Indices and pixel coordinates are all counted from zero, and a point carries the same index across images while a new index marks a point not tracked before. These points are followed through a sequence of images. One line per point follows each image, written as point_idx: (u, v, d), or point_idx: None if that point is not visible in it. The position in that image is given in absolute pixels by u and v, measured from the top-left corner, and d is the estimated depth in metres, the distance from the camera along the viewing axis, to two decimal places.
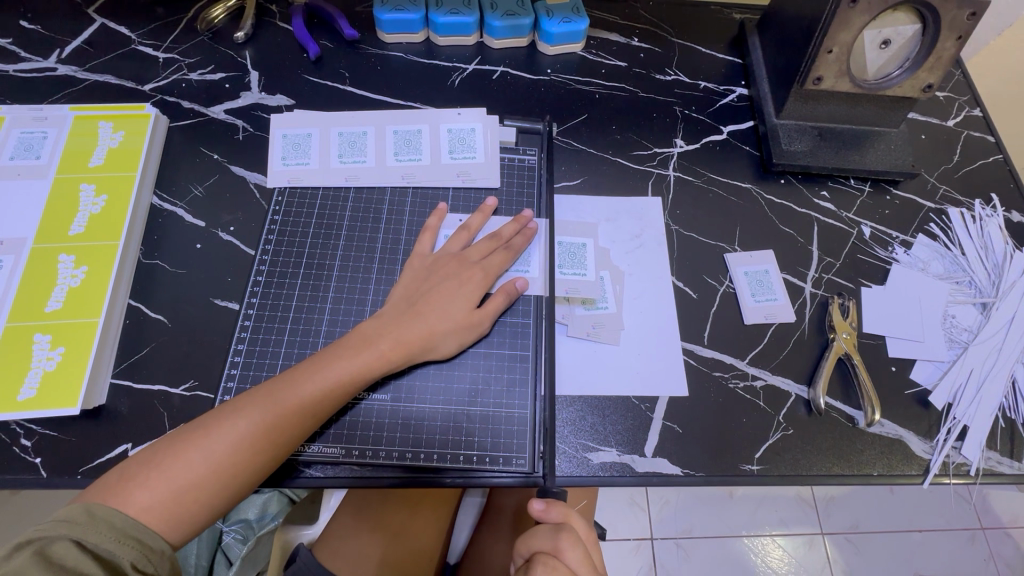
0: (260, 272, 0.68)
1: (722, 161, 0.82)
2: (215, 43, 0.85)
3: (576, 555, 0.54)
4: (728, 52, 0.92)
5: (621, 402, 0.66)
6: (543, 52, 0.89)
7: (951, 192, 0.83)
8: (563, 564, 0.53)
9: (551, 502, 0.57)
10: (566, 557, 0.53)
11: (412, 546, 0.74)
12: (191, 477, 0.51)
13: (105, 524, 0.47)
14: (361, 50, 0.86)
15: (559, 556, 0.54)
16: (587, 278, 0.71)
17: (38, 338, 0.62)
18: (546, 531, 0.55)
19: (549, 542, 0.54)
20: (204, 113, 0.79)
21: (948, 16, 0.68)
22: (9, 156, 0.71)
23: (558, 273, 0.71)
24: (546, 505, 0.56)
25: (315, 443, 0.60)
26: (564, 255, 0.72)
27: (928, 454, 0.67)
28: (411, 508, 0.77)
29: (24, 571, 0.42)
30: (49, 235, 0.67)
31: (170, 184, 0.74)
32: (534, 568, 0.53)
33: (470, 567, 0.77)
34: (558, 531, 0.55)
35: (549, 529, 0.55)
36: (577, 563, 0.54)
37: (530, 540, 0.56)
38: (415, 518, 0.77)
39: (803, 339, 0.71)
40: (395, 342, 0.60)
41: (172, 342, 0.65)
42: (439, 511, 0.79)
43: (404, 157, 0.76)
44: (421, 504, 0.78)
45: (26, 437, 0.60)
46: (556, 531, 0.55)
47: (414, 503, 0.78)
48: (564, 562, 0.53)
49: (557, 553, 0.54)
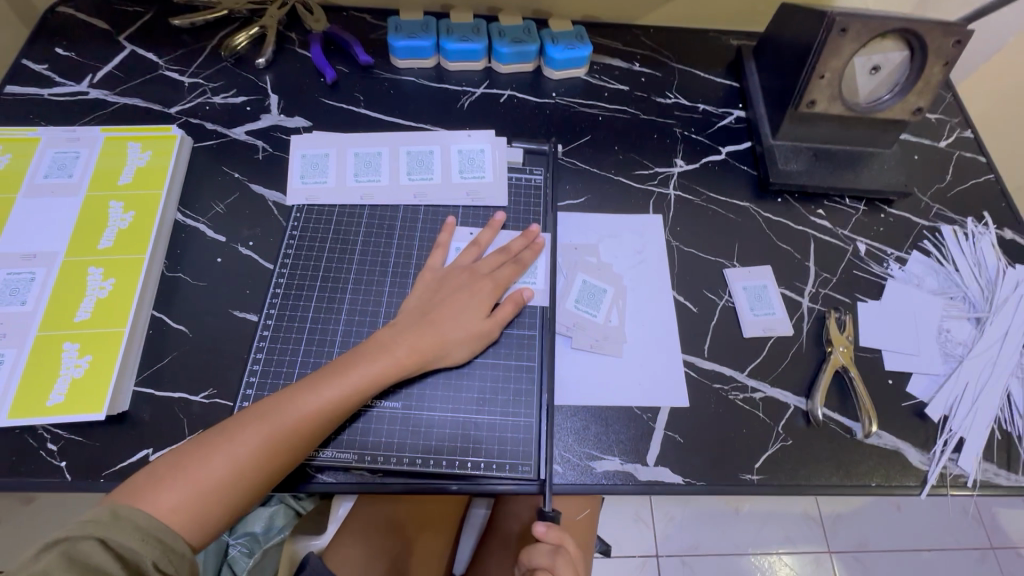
0: (279, 284, 0.72)
1: (721, 181, 0.86)
2: (237, 68, 0.89)
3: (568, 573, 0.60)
4: (726, 76, 0.96)
5: (623, 412, 0.68)
6: (548, 76, 0.93)
7: (944, 210, 0.86)
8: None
9: (550, 524, 0.60)
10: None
11: (423, 552, 0.77)
12: (214, 478, 0.54)
13: (129, 524, 0.49)
14: (375, 75, 0.91)
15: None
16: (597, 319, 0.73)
17: (68, 347, 0.65)
18: (545, 549, 0.60)
19: (547, 561, 0.59)
20: (226, 134, 0.84)
21: (935, 44, 0.72)
22: (43, 174, 0.75)
23: (572, 305, 0.74)
24: (547, 528, 0.59)
25: (329, 448, 0.63)
26: (583, 293, 0.75)
27: (926, 465, 0.68)
28: (411, 534, 0.78)
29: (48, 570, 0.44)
30: (79, 248, 0.71)
31: (192, 202, 0.78)
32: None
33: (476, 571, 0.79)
34: (556, 552, 0.60)
35: (547, 549, 0.60)
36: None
37: (530, 556, 0.61)
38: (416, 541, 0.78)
39: (800, 352, 0.74)
40: (411, 351, 0.63)
41: (192, 352, 0.68)
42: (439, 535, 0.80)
43: (416, 176, 0.79)
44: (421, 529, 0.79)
45: (52, 441, 0.62)
46: (553, 551, 0.60)
47: (415, 529, 0.78)
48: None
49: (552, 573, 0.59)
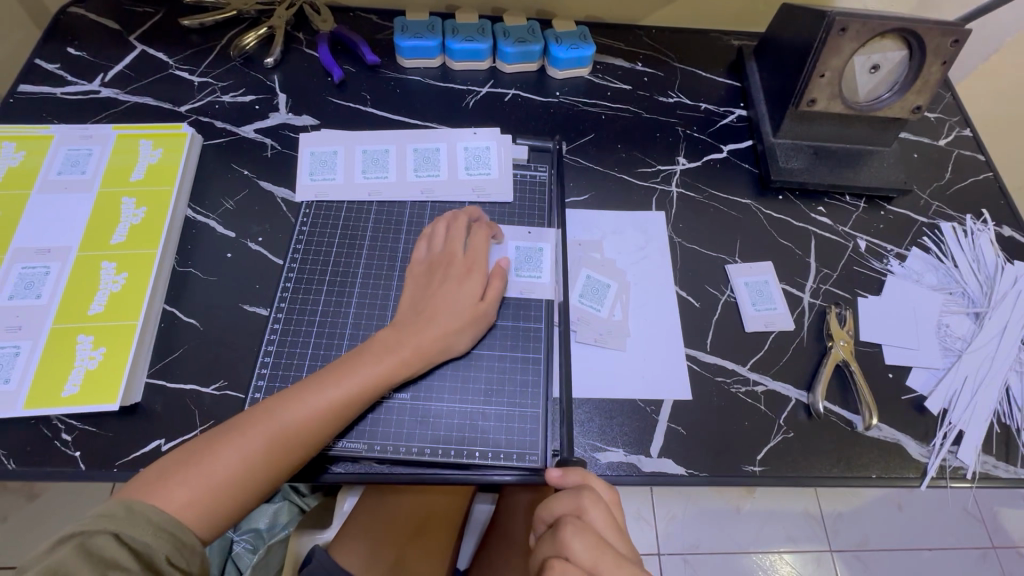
0: (289, 278, 0.73)
1: (723, 179, 0.87)
2: (246, 67, 0.91)
3: (599, 513, 0.55)
4: (728, 75, 0.97)
5: (626, 404, 0.69)
6: (552, 75, 0.94)
7: (943, 208, 0.87)
8: (589, 523, 0.54)
9: (567, 469, 0.59)
10: (590, 516, 0.54)
11: (431, 548, 0.77)
12: (225, 473, 0.55)
13: (143, 519, 0.51)
14: (381, 74, 0.92)
15: (583, 515, 0.54)
16: (602, 313, 0.74)
17: (82, 339, 0.66)
18: (567, 494, 0.56)
19: (572, 503, 0.55)
20: (236, 132, 0.85)
21: (933, 43, 0.73)
22: (57, 171, 0.76)
23: (575, 300, 0.75)
24: (562, 471, 0.58)
25: (339, 440, 0.64)
26: (586, 288, 0.76)
27: (926, 457, 0.69)
28: (410, 539, 0.77)
29: (66, 565, 0.46)
30: (92, 243, 0.72)
31: (203, 199, 0.79)
32: (562, 529, 0.53)
33: (483, 565, 0.80)
34: (580, 492, 0.56)
35: (571, 491, 0.56)
36: (601, 522, 0.54)
37: (552, 505, 0.57)
38: (414, 545, 0.77)
39: (802, 347, 0.75)
40: (415, 347, 0.64)
41: (204, 346, 0.69)
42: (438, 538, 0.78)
43: (423, 173, 0.81)
44: (418, 532, 0.78)
45: (67, 432, 0.63)
46: (578, 492, 0.56)
47: (412, 532, 0.78)
48: (589, 521, 0.54)
49: (580, 513, 0.55)
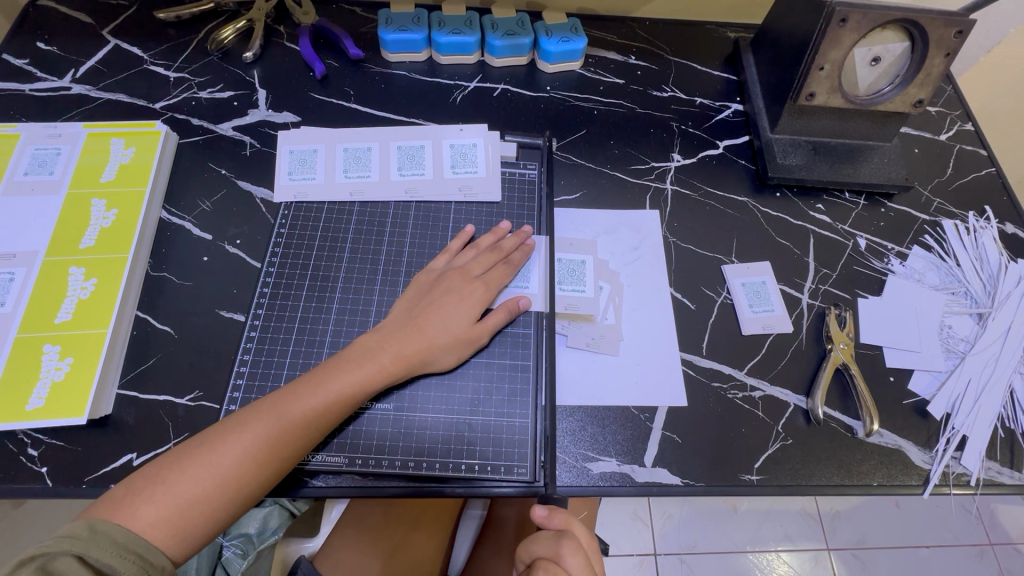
0: (267, 283, 0.70)
1: (720, 175, 0.84)
2: (224, 63, 0.87)
3: (577, 561, 0.54)
4: (724, 68, 0.94)
5: (620, 412, 0.67)
6: (543, 69, 0.91)
7: (946, 205, 0.84)
8: (563, 570, 0.53)
9: (553, 508, 0.57)
10: (567, 564, 0.53)
11: (428, 539, 0.76)
12: (196, 490, 0.52)
13: (106, 539, 0.48)
14: (365, 69, 0.89)
15: (560, 561, 0.53)
16: (586, 293, 0.73)
17: (48, 349, 0.63)
18: (547, 538, 0.55)
19: (550, 548, 0.54)
20: (213, 130, 0.82)
21: (936, 34, 0.70)
22: (23, 172, 0.73)
23: (557, 289, 0.73)
24: (548, 511, 0.56)
25: (319, 453, 0.61)
26: (564, 272, 0.74)
27: (928, 464, 0.67)
28: (410, 526, 0.77)
29: None
30: (60, 248, 0.69)
31: (178, 200, 0.76)
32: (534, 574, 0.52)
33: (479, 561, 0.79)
34: (559, 538, 0.55)
35: (550, 536, 0.55)
36: (579, 570, 0.53)
37: (531, 546, 0.56)
38: (414, 533, 0.76)
39: (800, 350, 0.72)
40: (397, 353, 0.61)
41: (178, 354, 0.66)
42: (435, 528, 0.78)
43: (407, 172, 0.77)
44: (420, 519, 0.78)
45: (33, 446, 0.61)
46: (557, 537, 0.55)
47: (414, 519, 0.77)
48: (565, 568, 0.53)
49: (558, 559, 0.53)
